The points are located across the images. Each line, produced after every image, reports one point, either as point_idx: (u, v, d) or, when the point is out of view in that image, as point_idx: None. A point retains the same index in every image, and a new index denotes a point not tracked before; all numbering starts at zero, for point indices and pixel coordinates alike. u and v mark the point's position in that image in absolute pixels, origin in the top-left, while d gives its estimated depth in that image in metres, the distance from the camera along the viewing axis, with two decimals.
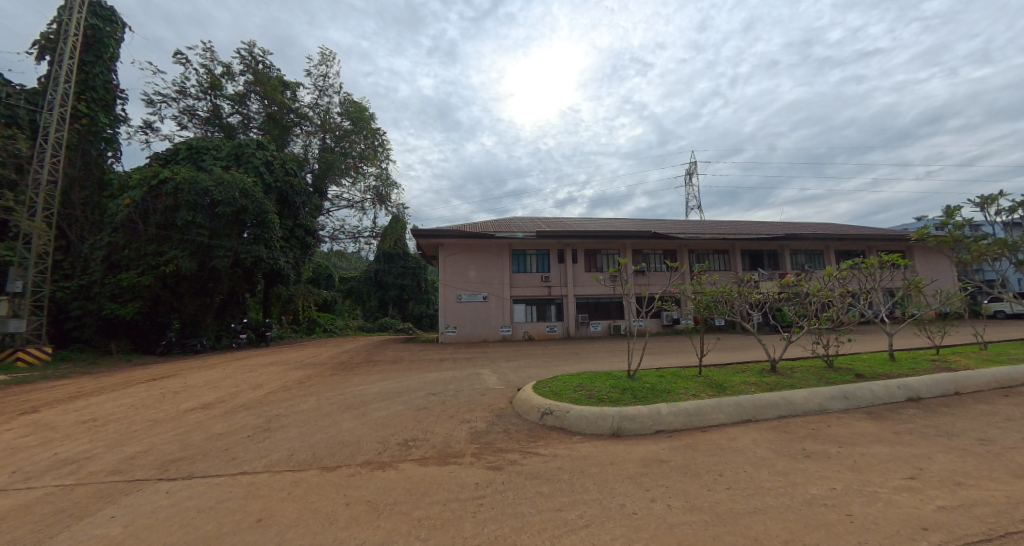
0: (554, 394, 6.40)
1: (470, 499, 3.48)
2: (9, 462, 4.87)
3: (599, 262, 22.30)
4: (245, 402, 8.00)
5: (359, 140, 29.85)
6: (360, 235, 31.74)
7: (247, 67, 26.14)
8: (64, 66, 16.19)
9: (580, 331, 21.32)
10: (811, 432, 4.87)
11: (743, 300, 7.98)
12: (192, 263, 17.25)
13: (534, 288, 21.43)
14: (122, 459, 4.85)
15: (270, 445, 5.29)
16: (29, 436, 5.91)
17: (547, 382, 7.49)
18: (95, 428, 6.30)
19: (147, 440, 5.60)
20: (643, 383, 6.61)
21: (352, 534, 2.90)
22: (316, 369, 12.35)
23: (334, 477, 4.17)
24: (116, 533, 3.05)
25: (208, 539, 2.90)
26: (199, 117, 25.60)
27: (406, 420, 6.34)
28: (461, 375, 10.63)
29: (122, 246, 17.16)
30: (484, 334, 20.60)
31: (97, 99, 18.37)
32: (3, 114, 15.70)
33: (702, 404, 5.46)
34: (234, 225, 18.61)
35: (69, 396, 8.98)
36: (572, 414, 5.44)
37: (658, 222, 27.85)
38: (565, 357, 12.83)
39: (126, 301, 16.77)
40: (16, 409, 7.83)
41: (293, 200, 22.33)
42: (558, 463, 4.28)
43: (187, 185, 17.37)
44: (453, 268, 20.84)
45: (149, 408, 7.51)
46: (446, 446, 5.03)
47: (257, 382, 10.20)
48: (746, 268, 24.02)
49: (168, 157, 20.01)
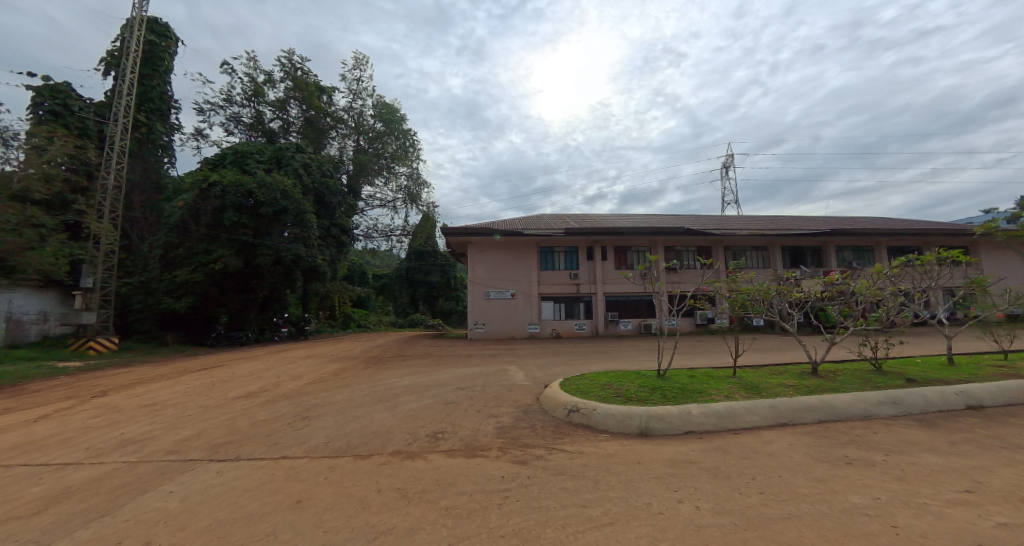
0: (580, 392, 6.40)
1: (496, 491, 3.57)
2: (84, 440, 5.39)
3: (629, 259, 21.84)
4: (285, 391, 8.46)
5: (392, 141, 30.97)
6: (392, 233, 32.81)
7: (287, 73, 27.43)
8: (127, 80, 17.54)
9: (609, 329, 21.07)
10: (853, 438, 4.64)
11: (783, 299, 7.56)
12: (238, 261, 18.26)
13: (562, 286, 21.33)
14: (179, 441, 5.26)
15: (306, 432, 5.57)
16: (99, 417, 6.53)
17: (574, 380, 7.47)
18: (154, 411, 6.86)
19: (199, 424, 6.06)
20: (673, 382, 6.50)
21: (383, 519, 3.05)
22: (350, 362, 12.84)
23: (368, 464, 4.37)
24: (175, 508, 3.34)
25: (254, 517, 3.13)
26: (244, 123, 27.06)
27: (435, 413, 6.51)
28: (488, 370, 10.79)
29: (176, 246, 18.33)
30: (512, 332, 20.74)
31: (155, 109, 19.80)
32: (76, 127, 17.30)
33: (734, 405, 5.32)
34: (275, 224, 19.58)
35: (132, 382, 9.84)
36: (598, 413, 5.45)
37: (692, 218, 27.01)
38: (593, 355, 12.74)
39: (180, 296, 18.00)
40: (87, 393, 8.63)
41: (329, 201, 23.31)
42: (583, 460, 4.29)
43: (233, 188, 18.54)
44: (482, 266, 21.12)
45: (202, 395, 8.11)
46: (473, 439, 5.15)
47: (297, 374, 10.75)
48: (787, 266, 22.93)
49: (216, 161, 21.25)
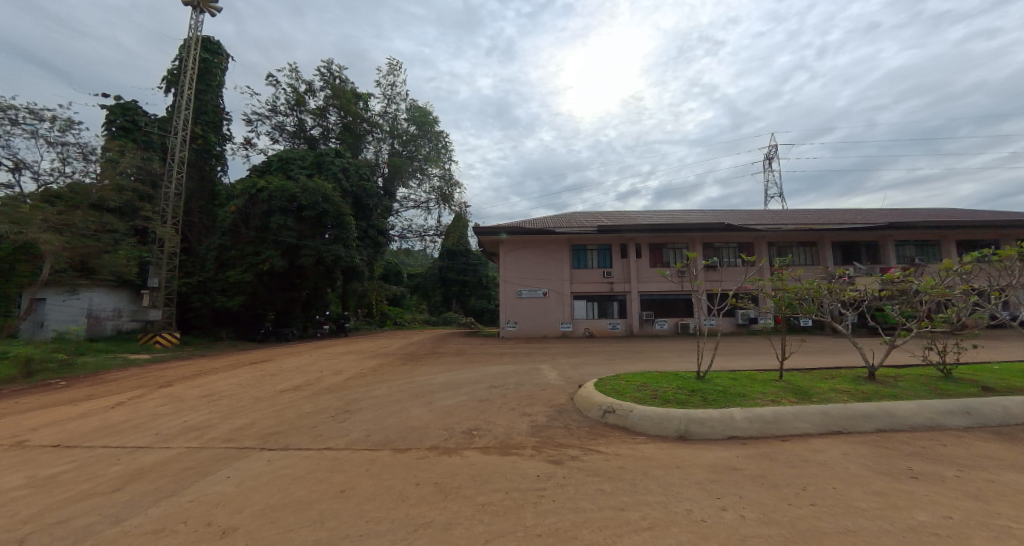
0: (616, 393, 6.31)
1: (531, 489, 3.58)
2: (152, 426, 5.87)
3: (664, 257, 21.21)
4: (328, 385, 8.85)
5: (425, 143, 31.72)
6: (426, 233, 33.55)
7: (326, 82, 28.61)
8: (185, 95, 18.85)
9: (645, 329, 20.58)
10: (919, 450, 4.29)
11: (835, 299, 7.09)
12: (283, 262, 19.21)
13: (595, 284, 21.05)
14: (233, 429, 5.62)
15: (347, 425, 5.79)
16: (164, 405, 7.09)
17: (610, 380, 7.37)
18: (212, 401, 7.37)
19: (250, 414, 6.43)
20: (714, 384, 6.26)
21: (421, 512, 3.12)
22: (386, 359, 13.23)
23: (406, 458, 4.50)
24: (231, 491, 3.56)
25: (300, 504, 3.28)
26: (287, 131, 28.47)
27: (469, 410, 6.60)
28: (521, 369, 10.81)
29: (230, 247, 19.60)
30: (544, 331, 20.70)
31: (210, 121, 21.21)
32: (142, 141, 18.82)
33: (781, 410, 5.06)
34: (317, 226, 20.48)
35: (192, 374, 10.61)
36: (634, 414, 5.34)
37: (732, 213, 25.88)
38: (628, 355, 12.49)
39: (233, 294, 19.25)
40: (154, 382, 9.39)
41: (366, 203, 24.09)
42: (620, 462, 4.22)
43: (278, 193, 19.56)
44: (513, 265, 21.19)
45: (253, 387, 8.63)
46: (508, 437, 5.18)
47: (338, 369, 11.21)
48: (839, 262, 21.53)
49: (263, 168, 22.51)
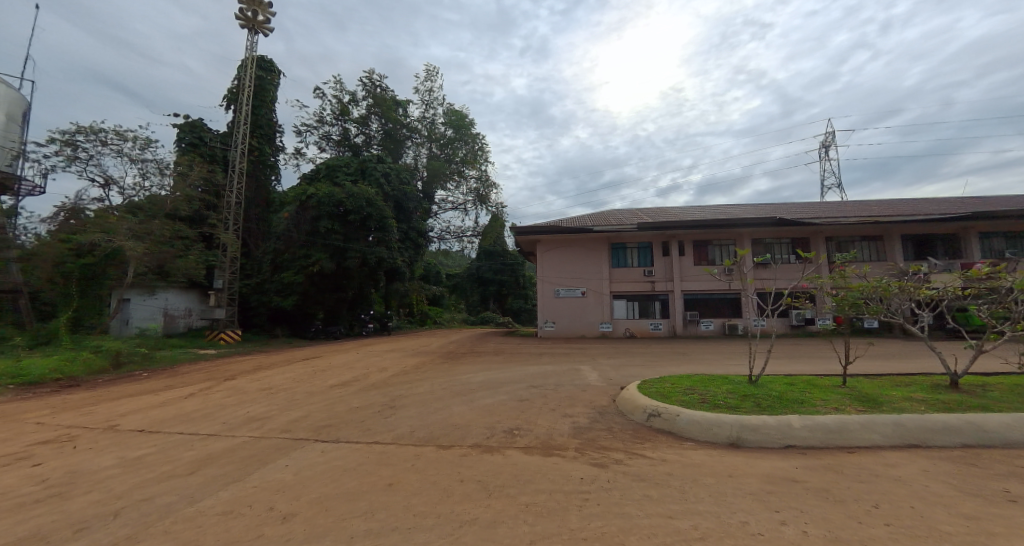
0: (661, 396, 6.11)
1: (575, 492, 3.53)
2: (219, 415, 6.37)
3: (709, 254, 20.30)
4: (373, 381, 9.22)
5: (462, 146, 32.27)
6: (464, 234, 34.15)
7: (368, 92, 29.85)
8: (243, 111, 20.24)
9: (689, 329, 19.81)
10: (1014, 470, 3.82)
11: (907, 298, 6.49)
12: (331, 264, 20.23)
13: (635, 283, 20.53)
14: (290, 421, 5.99)
15: (393, 421, 5.99)
16: (230, 397, 7.68)
17: (654, 382, 7.15)
18: (270, 394, 7.90)
19: (304, 407, 6.82)
20: (768, 389, 5.91)
21: (466, 509, 3.17)
22: (428, 357, 13.61)
23: (450, 455, 4.59)
24: (289, 479, 3.79)
25: (352, 495, 3.43)
26: (333, 140, 29.93)
27: (510, 409, 6.64)
28: (561, 369, 10.75)
29: (284, 251, 20.88)
30: (582, 331, 20.44)
31: (265, 134, 22.71)
32: (207, 155, 20.45)
33: (846, 419, 4.68)
34: (361, 230, 21.36)
35: (252, 368, 11.42)
36: (681, 418, 5.15)
37: (784, 206, 24.34)
38: (672, 357, 12.05)
39: (287, 295, 20.51)
40: (220, 375, 10.19)
41: (406, 206, 24.86)
42: (667, 467, 4.08)
43: (326, 199, 20.59)
44: (551, 264, 21.08)
45: (307, 382, 9.15)
46: (549, 438, 5.16)
47: (383, 366, 11.65)
48: (910, 258, 19.69)
49: (312, 176, 23.79)
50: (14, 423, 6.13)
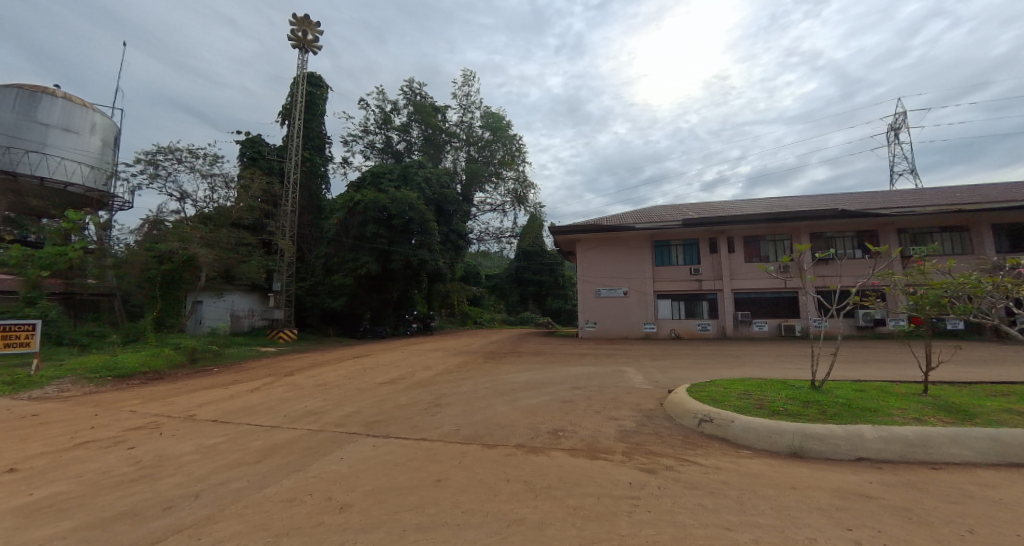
0: (713, 400, 5.84)
1: (624, 497, 3.45)
2: (280, 408, 6.83)
3: (762, 250, 19.15)
4: (418, 380, 9.50)
5: (499, 148, 32.52)
6: (502, 235, 34.44)
7: (409, 100, 30.87)
8: (297, 126, 21.54)
9: (740, 331, 18.80)
10: None
11: (1004, 296, 5.75)
12: (377, 266, 21.06)
13: (681, 282, 19.76)
14: (343, 416, 6.31)
15: (439, 418, 6.15)
16: (289, 391, 8.21)
17: (704, 386, 6.84)
18: (325, 389, 8.36)
19: (355, 403, 7.15)
20: (835, 396, 5.48)
21: (513, 508, 3.19)
22: (470, 356, 13.86)
23: (495, 454, 4.64)
24: (345, 471, 3.99)
25: (403, 489, 3.56)
26: (377, 148, 31.19)
27: (553, 410, 6.61)
28: (604, 370, 10.55)
29: (334, 255, 22.05)
30: (625, 331, 19.96)
31: (315, 146, 24.09)
32: (266, 167, 22.01)
33: (929, 432, 4.25)
34: (404, 233, 22.09)
35: (307, 365, 12.14)
36: (736, 425, 4.90)
37: (847, 197, 22.49)
38: (722, 359, 11.48)
39: (337, 296, 21.63)
40: (280, 371, 10.93)
41: (447, 209, 25.43)
42: (722, 476, 3.89)
43: (372, 205, 21.48)
44: (592, 263, 20.76)
45: (357, 379, 9.60)
46: (595, 441, 5.08)
47: (427, 364, 11.99)
48: (1001, 250, 17.55)
49: (358, 183, 24.93)
50: (111, 411, 6.89)
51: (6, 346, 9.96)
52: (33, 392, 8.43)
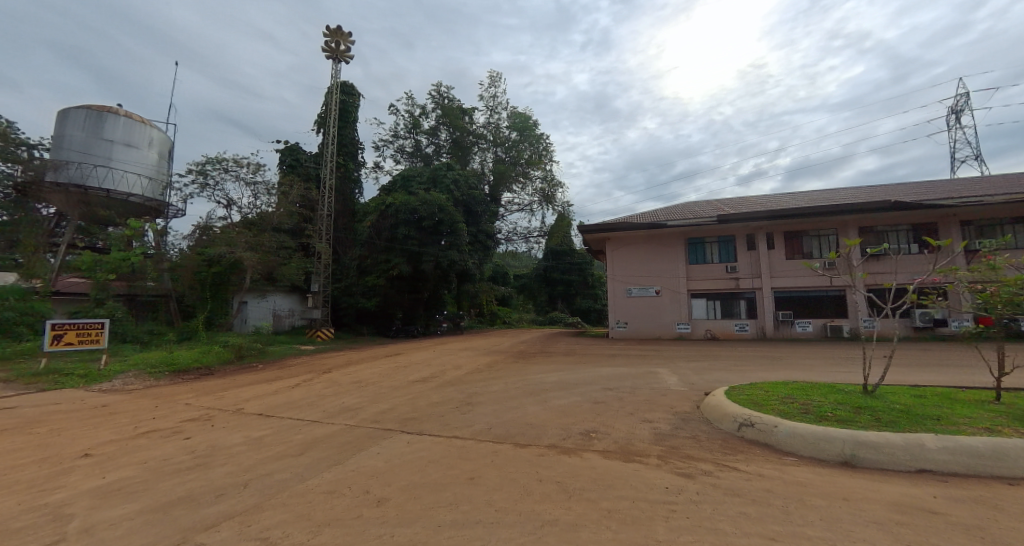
0: (754, 404, 5.59)
1: (661, 502, 3.36)
2: (319, 404, 7.10)
3: (806, 246, 18.20)
4: (450, 378, 9.64)
5: (527, 148, 32.50)
6: (531, 235, 34.41)
7: (437, 104, 31.40)
8: (332, 133, 22.35)
9: (781, 331, 17.94)
10: None
11: None
12: (409, 267, 21.53)
13: (716, 281, 19.08)
14: (379, 412, 6.48)
15: (471, 417, 6.21)
16: (327, 388, 8.53)
17: (744, 388, 6.57)
18: (361, 386, 8.63)
19: (390, 400, 7.34)
20: (891, 402, 5.12)
21: (546, 509, 3.17)
22: (499, 356, 13.92)
23: (527, 454, 4.63)
24: (381, 466, 4.09)
25: (437, 485, 3.61)
26: (407, 152, 31.91)
27: (585, 411, 6.53)
28: (637, 371, 10.34)
29: (367, 257, 22.73)
30: (658, 331, 19.48)
31: (349, 152, 24.94)
32: (304, 174, 22.97)
33: (1002, 443, 3.88)
34: (434, 235, 22.49)
35: (343, 363, 12.57)
36: (780, 430, 4.67)
37: (900, 188, 21.00)
38: (762, 361, 10.98)
39: (371, 297, 22.30)
40: (318, 369, 11.39)
41: (476, 210, 25.69)
42: (766, 484, 3.72)
43: (403, 208, 21.99)
44: (622, 262, 20.40)
45: (391, 377, 9.85)
46: (629, 443, 4.98)
47: (458, 364, 12.13)
48: None
49: (390, 187, 25.58)
50: (169, 403, 7.39)
51: (79, 343, 10.84)
52: (102, 384, 9.19)
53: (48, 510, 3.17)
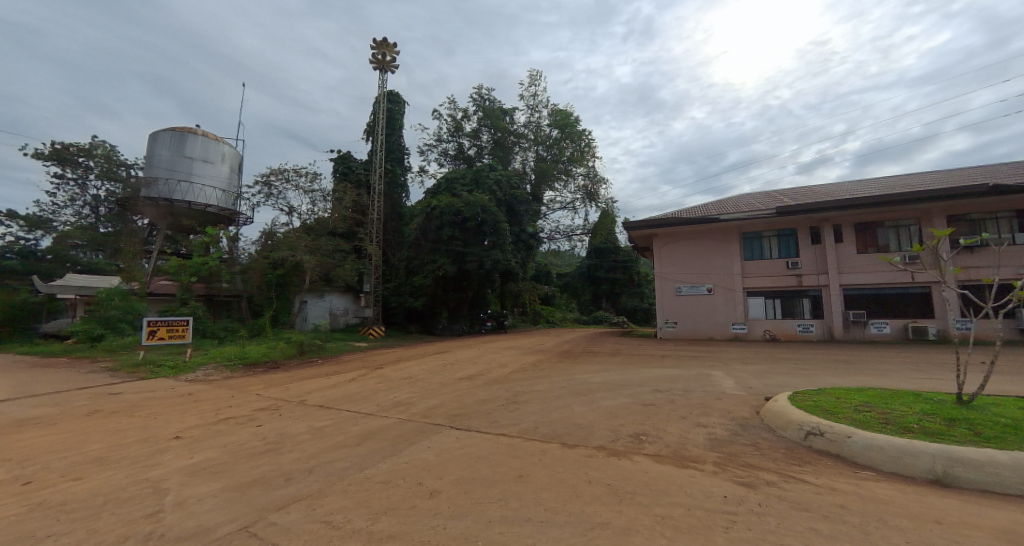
0: (824, 411, 5.17)
1: (720, 511, 3.19)
2: (373, 398, 7.45)
3: (881, 239, 16.56)
4: (496, 376, 9.75)
5: (568, 145, 32.12)
6: (573, 233, 34.03)
7: (479, 106, 31.87)
8: (380, 140, 23.34)
9: (852, 333, 16.47)
10: None
11: None
12: (453, 267, 22.02)
13: (776, 278, 17.85)
14: (428, 408, 6.69)
15: (517, 415, 6.24)
16: (380, 383, 8.96)
17: (811, 394, 6.09)
18: (411, 382, 8.96)
19: (439, 396, 7.55)
20: (993, 416, 4.52)
21: (597, 511, 3.12)
22: (544, 355, 13.89)
23: (575, 454, 4.58)
24: (432, 460, 4.21)
25: (487, 481, 3.66)
26: (450, 155, 32.64)
27: (635, 413, 6.35)
28: (688, 374, 9.90)
29: (415, 258, 23.54)
30: (710, 332, 18.56)
31: (396, 158, 25.93)
32: (355, 180, 24.18)
33: None
34: (477, 235, 22.84)
35: (394, 359, 13.10)
36: (854, 441, 4.30)
37: (996, 169, 18.53)
38: (830, 365, 10.13)
39: (418, 296, 23.08)
40: (371, 364, 11.97)
41: (518, 209, 25.77)
42: (840, 499, 3.42)
43: (447, 209, 22.48)
44: (670, 260, 19.64)
45: (439, 373, 10.15)
46: (682, 448, 4.78)
47: (503, 362, 12.26)
48: None
49: (435, 189, 26.28)
50: (243, 393, 8.09)
51: (169, 337, 12.12)
52: (188, 375, 10.25)
53: (149, 484, 3.57)
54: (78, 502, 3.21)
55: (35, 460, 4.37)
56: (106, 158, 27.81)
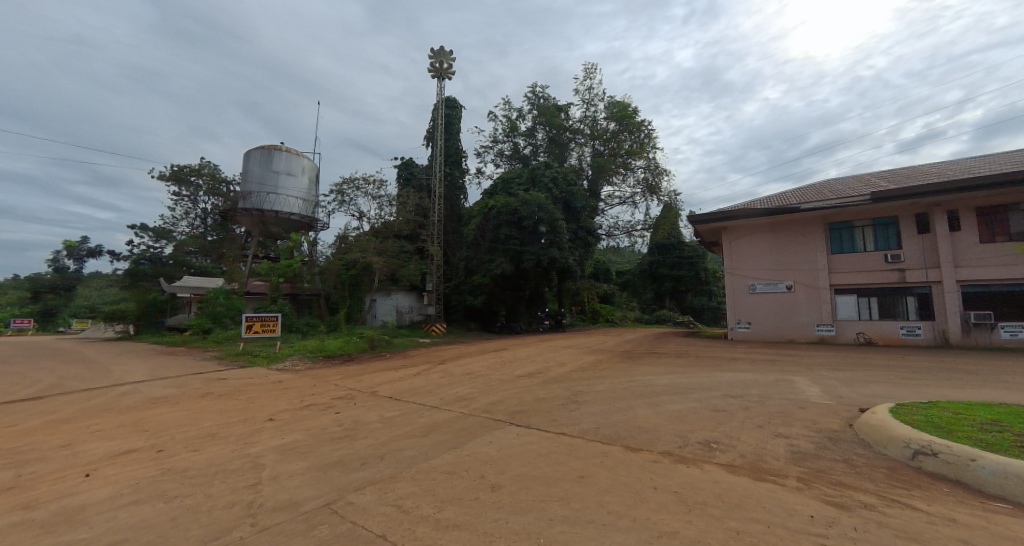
0: (938, 429, 4.48)
1: (806, 532, 2.88)
2: (438, 392, 7.74)
3: (1013, 226, 14.00)
4: (555, 375, 9.68)
5: (627, 138, 30.97)
6: (633, 229, 32.79)
7: (533, 104, 31.87)
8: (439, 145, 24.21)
9: (974, 337, 14.17)
10: None
11: None
12: (510, 266, 22.25)
13: (872, 274, 15.83)
14: (489, 404, 6.80)
15: (578, 415, 6.13)
16: (444, 377, 9.30)
17: (921, 408, 5.30)
18: (472, 378, 9.19)
19: (500, 393, 7.66)
20: None
21: (664, 519, 2.97)
22: (604, 355, 13.54)
23: (639, 458, 4.40)
24: (492, 455, 4.27)
25: (548, 480, 3.63)
26: (506, 155, 33.00)
27: (704, 418, 5.96)
28: (765, 379, 9.10)
29: (473, 257, 24.14)
30: (791, 333, 16.97)
31: (455, 161, 26.77)
32: (417, 184, 25.33)
33: None
34: (533, 233, 22.83)
35: (455, 355, 13.53)
36: (980, 466, 3.66)
37: None
38: (941, 375, 8.75)
39: (478, 294, 23.63)
40: (435, 360, 12.47)
41: (576, 206, 25.39)
42: (962, 533, 2.92)
43: (504, 209, 22.76)
44: (742, 255, 18.23)
45: (499, 370, 10.30)
46: (760, 459, 4.40)
47: (562, 361, 12.15)
48: None
49: (492, 190, 26.73)
50: (324, 383, 8.82)
51: (262, 331, 13.55)
52: (278, 364, 11.42)
53: (248, 458, 4.01)
54: (196, 470, 3.68)
55: (163, 432, 5.11)
56: (212, 175, 31.78)
